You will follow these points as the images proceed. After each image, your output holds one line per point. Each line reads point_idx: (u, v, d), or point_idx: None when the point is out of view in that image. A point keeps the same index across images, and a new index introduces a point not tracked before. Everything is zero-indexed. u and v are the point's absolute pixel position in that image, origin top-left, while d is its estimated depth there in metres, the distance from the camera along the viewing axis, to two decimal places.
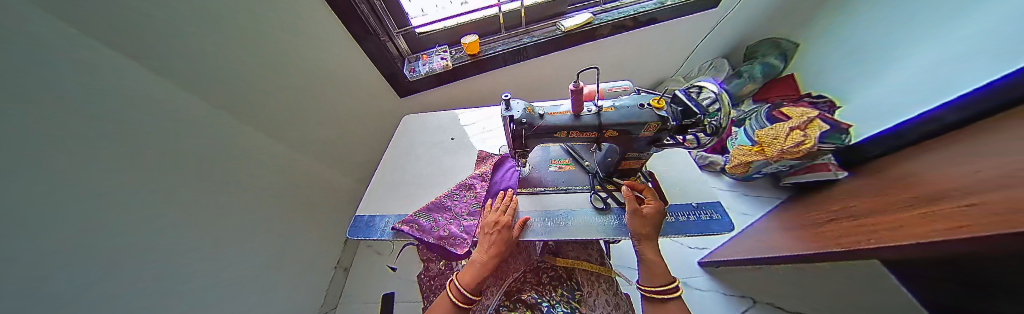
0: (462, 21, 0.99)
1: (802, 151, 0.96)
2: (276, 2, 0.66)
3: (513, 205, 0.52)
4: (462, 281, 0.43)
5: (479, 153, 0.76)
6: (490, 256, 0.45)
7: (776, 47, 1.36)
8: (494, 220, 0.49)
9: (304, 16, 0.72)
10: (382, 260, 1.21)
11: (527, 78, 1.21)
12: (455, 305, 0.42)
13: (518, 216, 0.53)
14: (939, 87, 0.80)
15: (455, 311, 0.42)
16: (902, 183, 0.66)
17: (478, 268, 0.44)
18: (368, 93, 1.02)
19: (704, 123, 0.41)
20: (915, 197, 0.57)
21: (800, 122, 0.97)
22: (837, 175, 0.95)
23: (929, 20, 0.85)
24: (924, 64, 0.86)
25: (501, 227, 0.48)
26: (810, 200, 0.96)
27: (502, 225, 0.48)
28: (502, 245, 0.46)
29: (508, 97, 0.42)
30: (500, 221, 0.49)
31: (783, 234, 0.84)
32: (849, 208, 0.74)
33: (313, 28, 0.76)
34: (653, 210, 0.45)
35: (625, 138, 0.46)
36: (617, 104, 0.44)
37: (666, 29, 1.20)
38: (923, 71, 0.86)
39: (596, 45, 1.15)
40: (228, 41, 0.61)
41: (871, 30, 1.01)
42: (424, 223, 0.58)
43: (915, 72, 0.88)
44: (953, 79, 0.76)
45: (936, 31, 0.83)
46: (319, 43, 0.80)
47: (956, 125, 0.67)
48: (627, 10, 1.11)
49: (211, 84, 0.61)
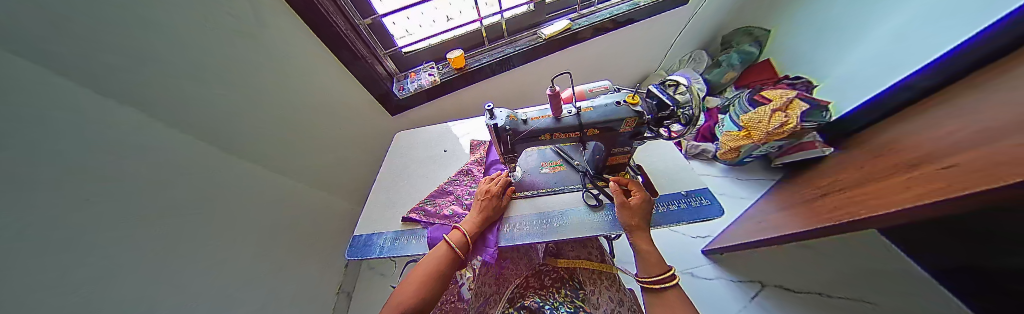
0: (446, 38, 1.02)
1: (785, 132, 1.00)
2: (253, 37, 0.68)
3: (502, 179, 0.58)
4: (458, 231, 0.46)
5: (472, 142, 0.84)
6: (483, 220, 0.50)
7: (748, 34, 1.40)
8: (485, 188, 0.55)
9: (281, 46, 0.74)
10: (386, 281, 1.20)
11: (514, 85, 1.23)
12: (452, 252, 0.44)
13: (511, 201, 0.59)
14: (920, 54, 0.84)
15: (452, 259, 0.43)
16: (886, 151, 0.68)
17: (473, 222, 0.49)
18: (361, 115, 1.03)
19: (677, 114, 0.43)
20: (896, 164, 0.59)
21: (781, 103, 1.01)
22: (825, 152, 0.97)
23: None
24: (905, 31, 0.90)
25: (491, 195, 0.53)
26: (802, 179, 0.98)
27: (492, 193, 0.54)
28: (492, 210, 0.52)
29: (490, 107, 0.43)
30: (491, 190, 0.54)
31: (779, 215, 0.85)
32: (839, 182, 0.75)
33: (293, 57, 0.78)
34: (639, 201, 0.46)
35: (609, 135, 0.47)
36: (596, 104, 0.45)
37: (642, 28, 1.25)
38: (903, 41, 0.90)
39: (577, 48, 1.19)
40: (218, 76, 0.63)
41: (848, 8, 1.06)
42: (428, 208, 0.64)
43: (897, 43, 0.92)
44: (940, 34, 0.79)
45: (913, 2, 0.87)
46: (302, 73, 0.82)
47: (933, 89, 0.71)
48: (604, 14, 1.15)
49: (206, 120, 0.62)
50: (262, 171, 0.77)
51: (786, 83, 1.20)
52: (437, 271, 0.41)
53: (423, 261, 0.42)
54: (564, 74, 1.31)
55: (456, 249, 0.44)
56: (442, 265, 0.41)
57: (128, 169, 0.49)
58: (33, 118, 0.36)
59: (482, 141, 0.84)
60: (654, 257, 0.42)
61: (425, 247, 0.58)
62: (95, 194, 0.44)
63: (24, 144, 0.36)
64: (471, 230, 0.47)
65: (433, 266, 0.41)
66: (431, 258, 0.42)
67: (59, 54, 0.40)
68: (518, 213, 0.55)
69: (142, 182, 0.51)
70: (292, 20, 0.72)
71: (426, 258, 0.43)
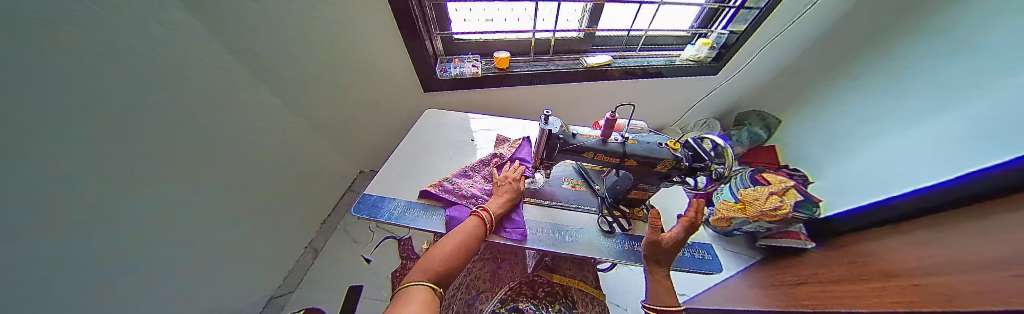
0: (497, 37, 1.07)
1: (779, 214, 1.07)
2: None
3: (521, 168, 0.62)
4: (489, 207, 0.53)
5: (499, 136, 0.86)
6: (506, 203, 0.55)
7: (760, 118, 1.48)
8: (506, 175, 0.60)
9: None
10: (357, 252, 1.18)
11: (542, 99, 1.28)
12: (484, 224, 0.50)
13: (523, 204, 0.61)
14: None
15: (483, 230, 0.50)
16: (862, 259, 0.74)
17: (501, 203, 0.55)
18: (393, 84, 1.05)
19: (711, 168, 0.46)
20: (871, 271, 0.65)
21: (778, 188, 1.09)
22: (806, 245, 1.01)
23: None
24: None
25: (512, 180, 0.58)
26: (782, 264, 1.03)
27: (512, 178, 0.59)
28: (512, 192, 0.56)
29: (547, 114, 0.46)
30: (511, 176, 0.60)
31: (757, 290, 0.89)
32: (816, 274, 0.80)
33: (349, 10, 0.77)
34: (671, 237, 0.47)
35: (641, 170, 0.50)
36: (641, 138, 0.49)
37: (671, 84, 1.34)
38: None
39: (610, 84, 1.25)
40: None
41: None
42: (446, 185, 0.65)
43: None
44: None
45: None
46: (346, 25, 0.81)
47: None
48: (642, 61, 1.23)
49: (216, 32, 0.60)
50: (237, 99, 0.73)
51: (786, 172, 1.26)
52: (467, 245, 0.46)
53: (459, 228, 0.49)
54: (626, 104, 1.41)
55: (487, 224, 0.51)
56: (474, 240, 0.48)
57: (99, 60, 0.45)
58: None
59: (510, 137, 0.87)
60: (665, 290, 0.44)
61: (441, 225, 0.59)
62: (57, 75, 0.39)
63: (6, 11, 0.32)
64: (498, 210, 0.54)
65: (468, 234, 0.48)
66: (465, 227, 0.49)
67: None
68: (533, 218, 0.57)
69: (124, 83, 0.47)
70: None
71: (460, 227, 0.49)
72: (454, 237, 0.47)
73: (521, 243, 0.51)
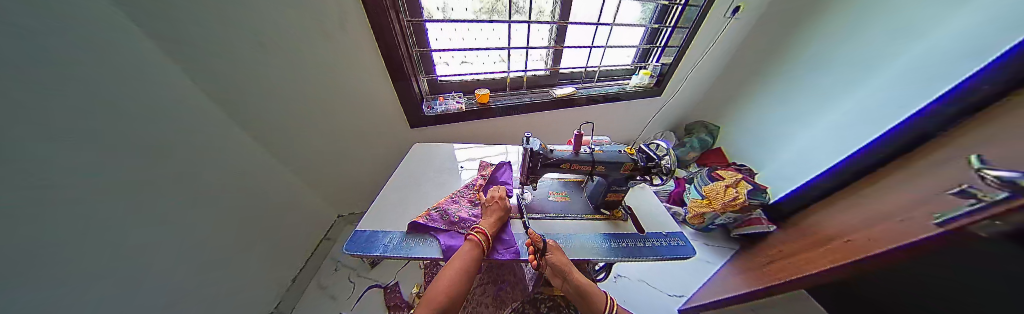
0: (476, 78, 1.21)
1: (737, 204, 1.21)
2: (305, 31, 0.75)
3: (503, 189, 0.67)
4: (481, 228, 0.56)
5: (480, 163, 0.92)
6: (495, 222, 0.59)
7: (705, 127, 1.80)
8: (492, 195, 0.64)
9: (330, 42, 0.81)
10: (335, 306, 1.07)
11: (522, 128, 1.42)
12: (478, 247, 0.53)
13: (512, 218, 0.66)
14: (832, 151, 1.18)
15: (480, 253, 0.52)
16: (810, 229, 0.85)
17: (490, 222, 0.58)
18: (379, 125, 1.11)
19: (661, 166, 0.58)
20: (818, 238, 0.76)
21: (731, 181, 1.26)
22: (769, 227, 1.15)
23: (804, 111, 1.31)
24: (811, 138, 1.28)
25: (498, 199, 0.62)
26: (754, 250, 1.12)
27: (499, 197, 0.63)
28: (501, 211, 0.60)
29: (528, 136, 0.56)
30: (497, 196, 0.63)
31: (742, 276, 0.97)
32: (781, 251, 0.90)
33: (341, 56, 0.85)
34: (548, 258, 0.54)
35: (609, 175, 0.60)
36: (604, 149, 0.60)
37: (628, 106, 1.57)
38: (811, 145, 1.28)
39: (577, 110, 1.44)
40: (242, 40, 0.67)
41: (764, 118, 1.49)
42: (434, 214, 0.67)
43: (806, 145, 1.30)
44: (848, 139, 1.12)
45: (814, 119, 1.27)
46: (338, 70, 0.88)
47: None
48: (600, 89, 1.45)
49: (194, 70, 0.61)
50: (208, 138, 0.73)
51: (735, 168, 1.50)
52: (463, 269, 0.48)
53: (454, 258, 0.50)
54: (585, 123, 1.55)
55: (482, 246, 0.53)
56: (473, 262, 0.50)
57: (38, 93, 0.43)
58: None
59: (489, 163, 0.92)
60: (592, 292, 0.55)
61: (437, 252, 0.59)
62: None
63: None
64: (489, 230, 0.57)
65: (464, 263, 0.49)
66: (460, 257, 0.50)
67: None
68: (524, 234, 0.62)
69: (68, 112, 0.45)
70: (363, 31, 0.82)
71: (456, 255, 0.51)
72: (449, 270, 0.48)
73: (517, 257, 0.55)
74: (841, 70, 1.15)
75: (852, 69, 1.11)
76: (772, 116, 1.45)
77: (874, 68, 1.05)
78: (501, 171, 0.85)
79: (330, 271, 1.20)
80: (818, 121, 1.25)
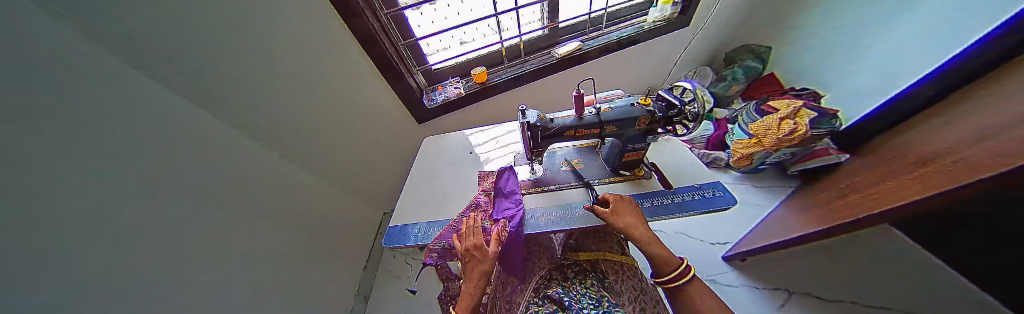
0: (470, 58, 1.15)
1: (796, 138, 1.02)
2: (299, 46, 0.76)
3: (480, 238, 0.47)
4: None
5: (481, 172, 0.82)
6: (474, 290, 0.42)
7: (752, 52, 1.51)
8: (468, 246, 0.47)
9: (324, 52, 0.82)
10: (400, 284, 1.20)
11: (530, 99, 1.34)
12: None
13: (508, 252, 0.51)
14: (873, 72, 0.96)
15: None
16: (893, 151, 0.69)
17: (465, 300, 0.41)
18: (394, 125, 1.15)
19: (685, 112, 0.50)
20: (902, 161, 0.61)
21: (788, 112, 1.04)
22: (840, 158, 0.95)
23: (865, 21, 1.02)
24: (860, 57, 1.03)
25: (473, 252, 0.45)
26: (822, 185, 0.96)
27: (474, 249, 0.46)
28: (479, 273, 0.43)
29: (524, 108, 0.53)
30: (472, 246, 0.46)
31: (803, 216, 0.83)
32: (855, 183, 0.75)
33: (340, 65, 0.87)
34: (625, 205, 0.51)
35: (623, 133, 0.54)
36: (613, 105, 0.53)
37: (647, 48, 1.36)
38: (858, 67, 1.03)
39: (587, 66, 1.30)
40: (260, 68, 0.71)
41: (823, 33, 1.19)
42: (437, 248, 0.60)
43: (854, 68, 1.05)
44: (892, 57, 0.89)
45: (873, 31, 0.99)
46: (342, 79, 0.90)
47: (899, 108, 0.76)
48: (611, 36, 1.27)
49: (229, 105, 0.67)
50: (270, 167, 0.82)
51: (792, 94, 1.23)
52: None
53: None
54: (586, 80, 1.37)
55: None
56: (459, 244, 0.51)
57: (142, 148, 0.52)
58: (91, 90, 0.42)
59: (488, 172, 0.83)
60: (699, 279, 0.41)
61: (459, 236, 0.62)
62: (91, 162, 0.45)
63: (34, 120, 0.38)
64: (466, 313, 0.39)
65: None
66: None
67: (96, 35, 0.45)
68: (537, 208, 0.61)
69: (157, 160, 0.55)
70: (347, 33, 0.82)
71: None
72: None
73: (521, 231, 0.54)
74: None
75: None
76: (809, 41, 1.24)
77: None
78: (507, 177, 0.66)
79: (390, 256, 1.33)
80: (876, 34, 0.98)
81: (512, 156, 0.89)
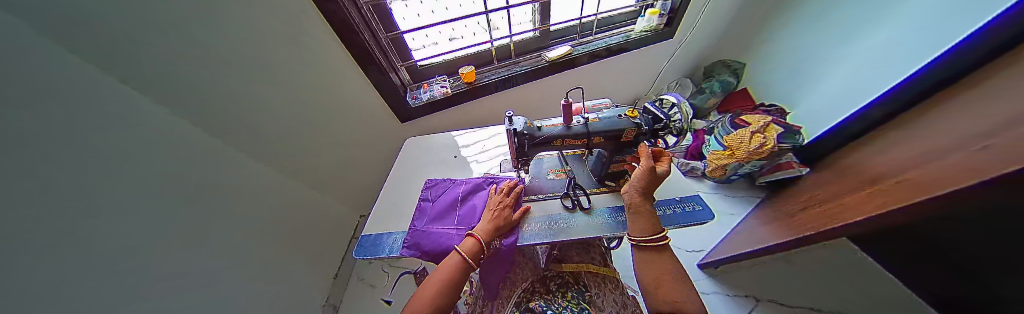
0: (457, 56, 1.11)
1: (765, 151, 1.08)
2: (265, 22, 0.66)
3: (516, 190, 0.62)
4: (474, 236, 0.51)
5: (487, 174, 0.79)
6: (496, 224, 0.54)
7: (728, 66, 1.59)
8: (499, 200, 0.60)
9: (301, 28, 0.72)
10: (376, 293, 1.10)
11: (518, 101, 1.32)
12: (462, 260, 0.48)
13: (521, 225, 0.58)
14: (885, 76, 0.95)
15: (464, 266, 0.48)
16: (847, 167, 0.73)
17: (486, 229, 0.53)
18: (376, 123, 1.09)
19: (670, 126, 0.50)
20: (853, 179, 0.64)
21: (758, 126, 1.10)
22: (802, 171, 1.05)
23: (862, 23, 1.04)
24: (857, 61, 1.06)
25: (504, 206, 0.58)
26: (785, 197, 1.02)
27: (505, 204, 0.59)
28: (505, 219, 0.56)
29: (510, 115, 0.51)
30: (504, 201, 0.60)
31: (768, 227, 0.88)
32: (815, 197, 0.79)
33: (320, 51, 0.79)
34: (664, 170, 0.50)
35: (610, 144, 0.54)
36: (601, 116, 0.53)
37: (634, 57, 1.39)
38: (856, 71, 1.06)
39: (576, 71, 1.30)
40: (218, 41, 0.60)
41: (810, 36, 1.22)
42: (418, 227, 0.63)
43: (852, 70, 1.07)
44: (901, 64, 0.91)
45: (870, 33, 1.01)
46: (323, 69, 0.83)
47: (870, 127, 0.72)
48: (601, 42, 1.28)
49: (173, 86, 0.55)
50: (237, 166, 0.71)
51: (763, 110, 1.32)
52: (449, 279, 0.45)
53: (421, 289, 0.44)
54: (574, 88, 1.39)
55: (468, 258, 0.48)
56: (457, 272, 0.46)
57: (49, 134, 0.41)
58: (37, 95, 0.39)
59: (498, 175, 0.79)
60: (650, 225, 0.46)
61: (443, 241, 0.58)
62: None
63: None
64: (486, 236, 0.52)
65: (444, 277, 0.45)
66: (439, 274, 0.46)
67: (96, 48, 0.45)
68: (528, 217, 0.60)
69: (113, 155, 0.49)
70: (319, 17, 0.73)
71: (438, 269, 0.47)
72: (430, 285, 0.44)
73: (516, 244, 0.54)
74: (857, 7, 1.04)
75: (874, 8, 0.99)
76: (789, 74, 1.33)
77: (891, 4, 0.95)
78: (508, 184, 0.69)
79: (364, 264, 1.20)
80: (872, 37, 1.01)
81: (497, 161, 0.87)
